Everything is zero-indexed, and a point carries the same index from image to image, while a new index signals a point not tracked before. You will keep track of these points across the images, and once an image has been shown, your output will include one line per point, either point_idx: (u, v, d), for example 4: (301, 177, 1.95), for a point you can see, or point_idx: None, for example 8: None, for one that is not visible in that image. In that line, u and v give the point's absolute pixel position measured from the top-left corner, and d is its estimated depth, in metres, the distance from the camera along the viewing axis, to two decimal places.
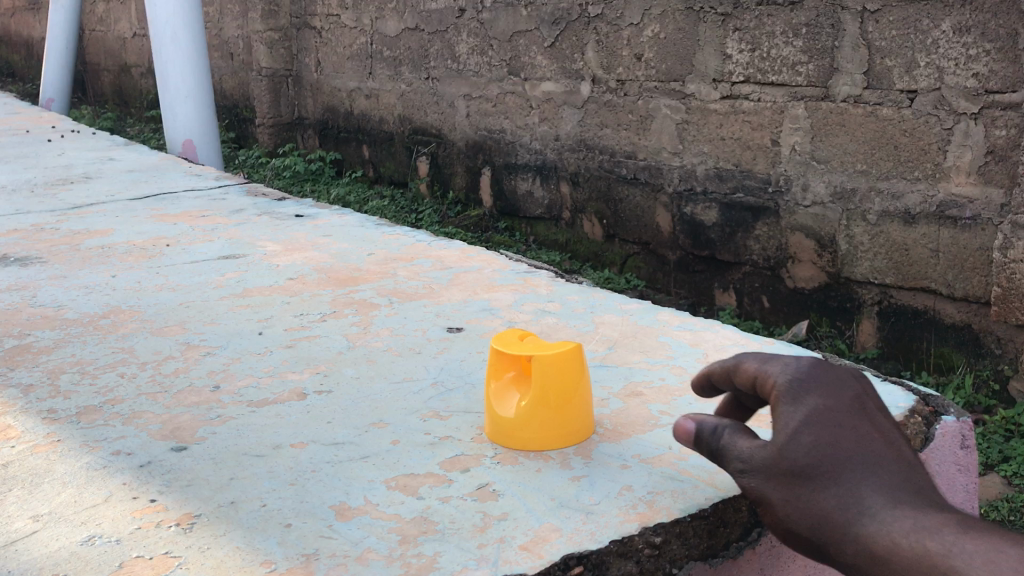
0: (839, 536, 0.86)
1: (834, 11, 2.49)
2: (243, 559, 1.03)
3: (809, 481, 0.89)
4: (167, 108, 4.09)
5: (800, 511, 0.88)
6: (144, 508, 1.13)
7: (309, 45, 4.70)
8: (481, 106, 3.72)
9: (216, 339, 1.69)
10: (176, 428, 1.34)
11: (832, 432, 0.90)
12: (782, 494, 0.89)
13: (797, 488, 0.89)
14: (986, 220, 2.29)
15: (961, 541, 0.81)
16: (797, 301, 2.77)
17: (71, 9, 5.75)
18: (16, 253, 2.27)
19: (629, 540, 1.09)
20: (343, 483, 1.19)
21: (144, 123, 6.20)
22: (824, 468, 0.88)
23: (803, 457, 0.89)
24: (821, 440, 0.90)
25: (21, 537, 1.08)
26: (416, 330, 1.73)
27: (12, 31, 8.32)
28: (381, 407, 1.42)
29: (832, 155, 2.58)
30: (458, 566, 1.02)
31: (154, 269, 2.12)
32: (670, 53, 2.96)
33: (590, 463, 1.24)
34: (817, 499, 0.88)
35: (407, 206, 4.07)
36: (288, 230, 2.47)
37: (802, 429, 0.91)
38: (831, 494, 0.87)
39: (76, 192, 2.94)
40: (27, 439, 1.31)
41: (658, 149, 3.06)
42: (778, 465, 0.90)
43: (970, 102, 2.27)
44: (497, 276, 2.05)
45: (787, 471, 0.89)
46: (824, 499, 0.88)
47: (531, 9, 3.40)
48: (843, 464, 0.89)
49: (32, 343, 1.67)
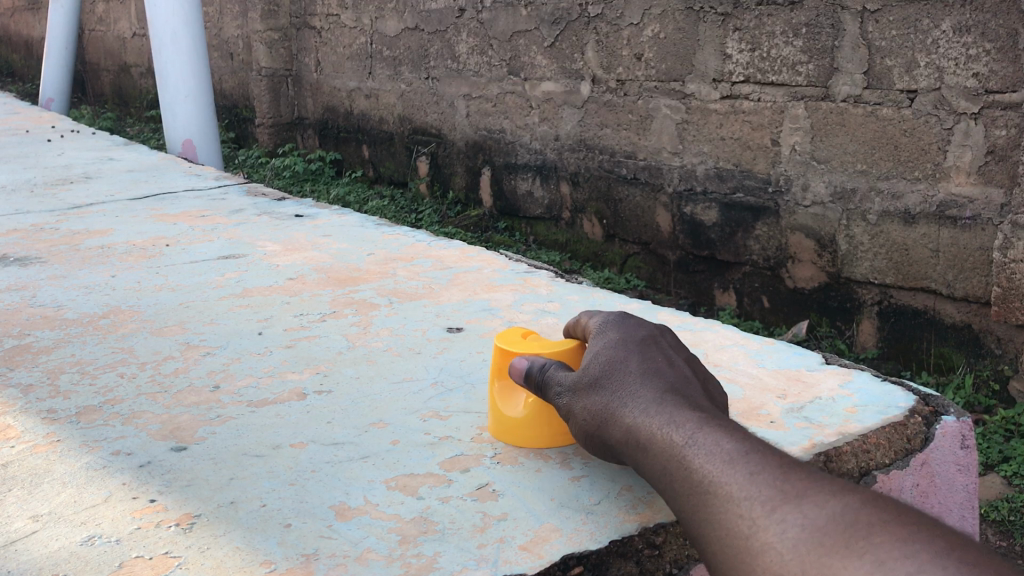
0: (617, 434, 1.04)
1: (834, 11, 2.49)
2: (243, 559, 1.03)
3: (597, 387, 1.08)
4: (167, 108, 4.09)
5: (588, 411, 1.07)
6: (144, 509, 1.13)
7: (309, 45, 4.69)
8: (481, 106, 3.72)
9: (215, 338, 1.69)
10: (177, 428, 1.34)
11: (623, 354, 1.11)
12: (577, 401, 1.09)
13: (586, 394, 1.08)
14: (986, 220, 2.29)
15: (691, 428, 0.96)
16: (797, 301, 2.77)
17: (71, 9, 5.75)
18: (16, 253, 2.27)
19: (629, 540, 1.09)
20: (343, 483, 1.19)
21: (144, 123, 6.20)
22: (609, 378, 1.08)
23: (594, 369, 1.10)
24: (611, 359, 1.11)
25: (21, 537, 1.08)
26: (416, 330, 1.73)
27: (12, 31, 8.31)
28: (381, 407, 1.42)
29: (832, 155, 2.57)
30: (458, 566, 1.02)
31: (154, 269, 2.12)
32: (670, 53, 2.95)
33: (590, 463, 1.24)
34: (600, 400, 1.07)
35: (407, 206, 4.06)
36: (288, 230, 2.47)
37: (599, 352, 1.12)
38: (610, 397, 1.06)
39: (76, 191, 2.93)
40: (27, 439, 1.31)
41: (658, 149, 3.06)
42: (576, 378, 1.11)
43: (970, 102, 2.27)
44: (497, 276, 2.05)
45: (581, 381, 1.10)
46: (605, 401, 1.06)
47: (531, 9, 3.40)
48: (626, 375, 1.08)
49: (32, 343, 1.67)
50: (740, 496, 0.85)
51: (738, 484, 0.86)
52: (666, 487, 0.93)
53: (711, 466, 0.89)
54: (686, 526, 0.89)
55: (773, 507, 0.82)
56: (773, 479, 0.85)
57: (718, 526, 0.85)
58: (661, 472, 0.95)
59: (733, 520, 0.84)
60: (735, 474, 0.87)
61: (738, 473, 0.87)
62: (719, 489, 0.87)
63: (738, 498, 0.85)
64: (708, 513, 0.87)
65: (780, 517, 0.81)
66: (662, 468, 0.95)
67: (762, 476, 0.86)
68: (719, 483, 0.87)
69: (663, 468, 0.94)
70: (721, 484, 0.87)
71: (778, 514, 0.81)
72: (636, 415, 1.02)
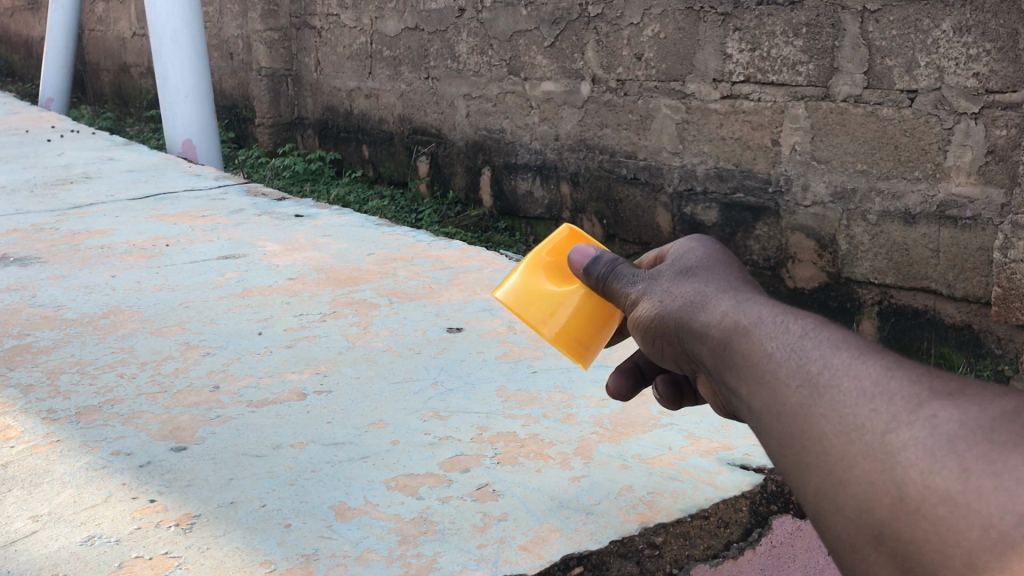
0: (704, 326, 0.78)
1: (834, 11, 2.49)
2: (243, 559, 1.03)
3: (686, 279, 0.85)
4: (167, 108, 4.08)
5: (666, 302, 0.83)
6: (144, 508, 1.13)
7: (309, 45, 4.69)
8: (481, 106, 3.72)
9: (215, 338, 1.69)
10: (176, 428, 1.34)
11: (721, 254, 0.87)
12: (655, 290, 0.85)
13: (668, 283, 0.85)
14: (986, 220, 2.29)
15: (810, 318, 0.72)
16: (797, 301, 2.77)
17: (71, 9, 5.75)
18: (16, 253, 2.27)
19: (629, 540, 1.09)
20: (343, 483, 1.19)
21: (144, 123, 6.20)
22: (706, 271, 0.84)
23: (684, 263, 0.86)
24: (705, 254, 0.87)
25: (20, 537, 1.08)
26: (416, 330, 1.73)
27: (12, 31, 8.29)
28: (381, 407, 1.42)
29: (833, 155, 2.57)
30: (458, 566, 1.02)
31: (154, 269, 2.12)
32: (671, 53, 2.95)
33: (590, 463, 1.24)
34: (689, 289, 0.83)
35: (407, 206, 4.06)
36: (287, 230, 2.47)
37: (690, 246, 0.89)
38: (703, 286, 0.82)
39: (76, 192, 2.93)
40: (27, 439, 1.31)
41: (658, 149, 3.05)
42: (659, 270, 0.87)
43: (970, 102, 2.27)
44: (497, 277, 2.05)
45: (666, 273, 0.86)
46: (698, 290, 0.82)
47: (531, 9, 3.39)
48: (724, 272, 0.84)
49: (32, 343, 1.67)
50: (874, 391, 0.62)
51: (871, 378, 0.63)
52: (765, 380, 0.69)
53: (834, 358, 0.66)
54: (786, 430, 0.66)
55: (919, 403, 0.60)
56: (917, 376, 0.62)
57: (837, 427, 0.63)
58: (754, 364, 0.71)
59: (862, 418, 0.61)
60: (864, 369, 0.64)
61: (871, 369, 0.64)
62: (844, 381, 0.64)
63: (871, 394, 0.62)
64: (822, 414, 0.64)
65: (929, 413, 0.59)
66: (761, 361, 0.70)
67: (905, 372, 0.62)
68: (842, 378, 0.64)
69: (759, 358, 0.70)
70: (844, 379, 0.64)
71: (928, 409, 0.59)
72: (731, 304, 0.77)
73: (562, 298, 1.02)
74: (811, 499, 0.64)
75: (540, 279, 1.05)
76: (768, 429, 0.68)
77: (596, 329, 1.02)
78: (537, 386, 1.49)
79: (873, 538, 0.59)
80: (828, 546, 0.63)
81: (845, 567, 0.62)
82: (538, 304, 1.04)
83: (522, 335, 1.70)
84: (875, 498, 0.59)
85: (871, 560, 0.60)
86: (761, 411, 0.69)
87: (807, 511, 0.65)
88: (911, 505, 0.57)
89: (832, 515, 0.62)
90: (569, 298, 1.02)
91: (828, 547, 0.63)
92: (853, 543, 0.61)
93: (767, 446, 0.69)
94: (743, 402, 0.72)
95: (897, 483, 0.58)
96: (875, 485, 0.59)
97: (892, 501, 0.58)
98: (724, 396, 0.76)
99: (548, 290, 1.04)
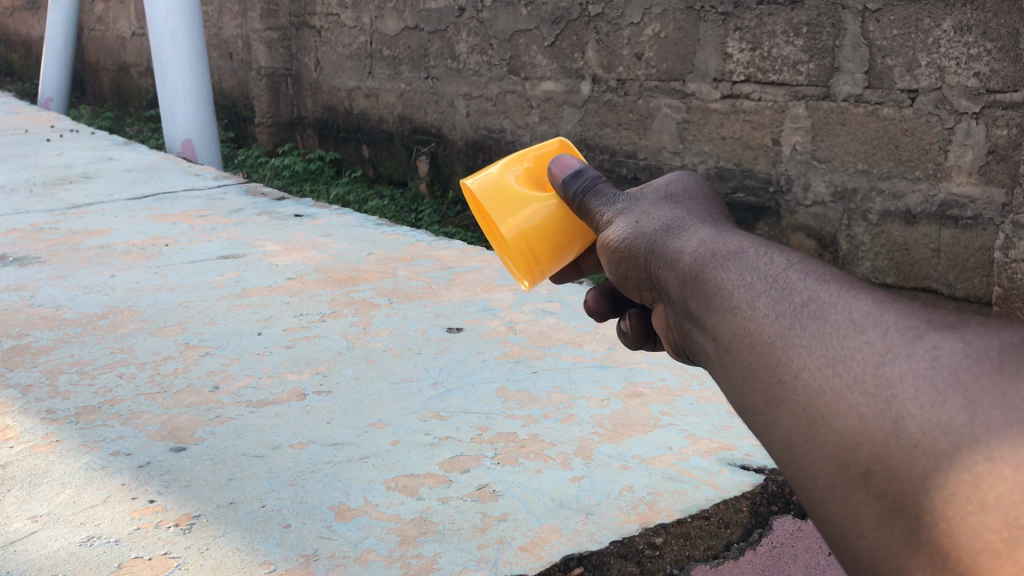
0: (673, 249, 0.71)
1: (834, 10, 2.47)
2: (243, 559, 1.03)
3: (667, 205, 0.78)
4: (167, 108, 4.08)
5: (641, 224, 0.77)
6: (144, 509, 1.13)
7: (309, 44, 4.68)
8: (481, 106, 3.71)
9: (215, 338, 1.68)
10: (176, 428, 1.34)
11: (709, 192, 0.81)
12: (632, 211, 0.79)
13: (648, 208, 0.78)
14: (988, 220, 2.28)
15: (797, 252, 0.62)
16: None
17: (71, 9, 5.75)
18: (15, 253, 2.26)
19: (630, 540, 1.09)
20: (342, 483, 1.19)
21: (144, 123, 6.19)
22: (693, 202, 0.78)
23: (668, 190, 0.80)
24: (693, 186, 0.80)
25: (20, 538, 1.07)
26: (416, 330, 1.73)
27: (11, 31, 8.26)
28: (381, 407, 1.41)
29: (833, 155, 2.56)
30: (458, 566, 1.02)
31: (153, 269, 2.11)
32: (671, 53, 2.92)
33: (591, 463, 1.24)
34: (668, 215, 0.76)
35: (406, 206, 3.99)
36: (287, 230, 2.46)
37: (680, 176, 0.82)
38: (684, 214, 0.76)
39: (75, 192, 2.92)
40: (26, 439, 1.31)
41: (658, 149, 3.03)
42: (643, 193, 0.81)
43: (971, 102, 2.26)
44: (497, 276, 2.05)
45: (648, 197, 0.80)
46: (678, 216, 0.76)
47: (531, 8, 3.39)
48: (710, 208, 0.77)
49: (31, 343, 1.67)
50: (865, 323, 0.53)
51: (861, 310, 0.54)
52: (728, 298, 0.62)
53: (822, 292, 0.57)
54: (757, 360, 0.58)
55: (917, 335, 0.51)
56: (912, 310, 0.54)
57: (820, 361, 0.54)
58: (721, 290, 0.63)
59: (850, 350, 0.53)
60: (855, 301, 0.55)
61: (863, 301, 0.55)
62: (833, 313, 0.55)
63: (862, 325, 0.53)
64: (804, 347, 0.55)
65: (929, 344, 0.50)
66: (727, 282, 0.63)
67: (900, 305, 0.54)
68: (830, 309, 0.55)
69: (727, 285, 0.62)
70: (832, 310, 0.55)
71: (927, 340, 0.51)
72: (709, 233, 0.70)
73: (529, 201, 0.93)
74: (783, 439, 0.56)
75: (513, 179, 0.95)
76: (735, 363, 0.60)
77: (555, 247, 0.93)
78: (538, 386, 1.48)
79: (858, 483, 0.52)
80: (800, 491, 0.56)
81: (822, 514, 0.55)
82: (504, 203, 0.94)
83: (522, 335, 1.70)
84: (863, 437, 0.51)
85: (855, 508, 0.52)
86: (726, 342, 0.61)
87: (777, 451, 0.57)
88: (908, 442, 0.49)
89: (807, 458, 0.54)
90: (537, 204, 0.92)
91: (801, 493, 0.56)
92: (834, 489, 0.53)
93: (733, 382, 0.61)
94: (705, 334, 0.64)
95: (892, 419, 0.50)
96: (865, 423, 0.51)
97: (884, 439, 0.50)
98: (682, 329, 0.69)
99: (519, 190, 0.94)
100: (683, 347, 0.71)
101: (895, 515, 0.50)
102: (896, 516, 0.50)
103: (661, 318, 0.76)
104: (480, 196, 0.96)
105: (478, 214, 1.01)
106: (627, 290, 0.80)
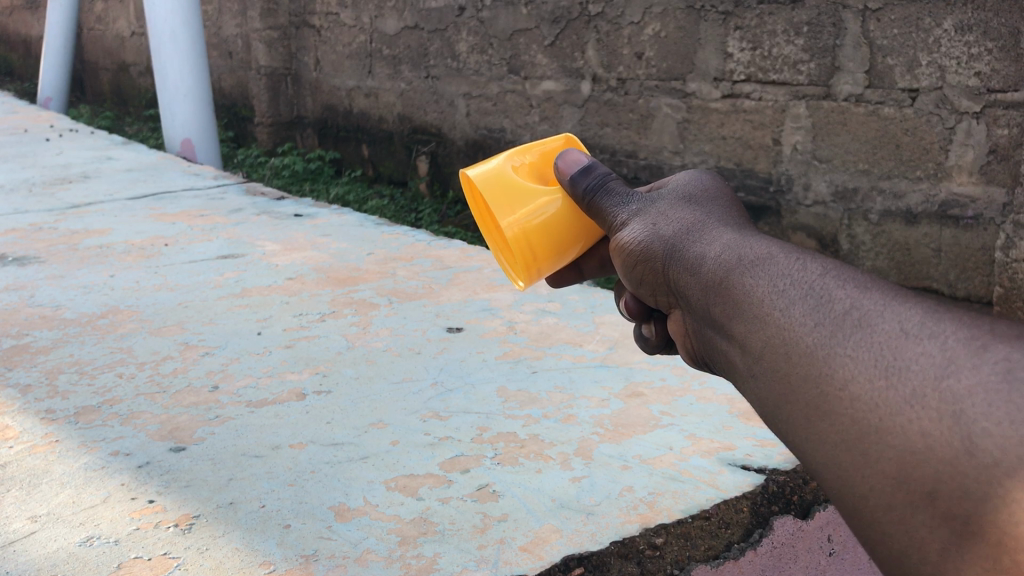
0: (694, 252, 0.73)
1: (835, 9, 2.46)
2: (242, 559, 1.03)
3: (685, 207, 0.80)
4: (166, 107, 4.07)
5: (658, 226, 0.79)
6: (143, 509, 1.12)
7: (309, 44, 4.67)
8: (481, 105, 3.71)
9: (215, 338, 1.68)
10: (176, 428, 1.34)
11: (726, 192, 0.82)
12: (648, 213, 0.81)
13: (664, 209, 0.80)
14: (988, 220, 2.27)
15: (829, 259, 0.63)
16: None
17: (70, 8, 5.74)
18: (15, 252, 2.26)
19: (630, 541, 1.08)
20: (342, 483, 1.19)
21: (143, 122, 6.17)
22: (708, 204, 0.80)
23: (685, 191, 0.82)
24: (709, 187, 0.82)
25: (19, 538, 1.07)
26: (416, 330, 1.72)
27: (11, 30, 8.21)
28: (381, 407, 1.41)
29: (833, 155, 2.56)
30: (458, 567, 1.02)
31: (153, 269, 2.11)
32: (671, 51, 2.91)
33: (591, 463, 1.24)
34: (686, 217, 0.78)
35: (407, 206, 3.98)
36: (287, 229, 2.46)
37: (696, 176, 0.84)
38: (700, 217, 0.77)
39: (74, 192, 2.92)
40: (25, 439, 1.30)
41: (658, 149, 3.02)
42: (659, 195, 0.83)
43: (972, 101, 2.25)
44: (498, 276, 2.05)
45: (665, 198, 0.82)
46: (694, 217, 0.77)
47: (531, 8, 3.37)
48: (728, 209, 0.79)
49: (30, 343, 1.66)
50: (920, 333, 0.53)
51: (913, 320, 0.54)
52: (755, 303, 0.63)
53: (864, 301, 0.57)
54: (799, 373, 0.58)
55: (982, 346, 0.51)
56: (970, 320, 0.53)
57: (869, 371, 0.54)
58: (750, 297, 0.64)
59: (906, 361, 0.52)
60: (904, 310, 0.55)
61: (913, 311, 0.55)
62: (883, 325, 0.55)
63: (916, 335, 0.53)
64: (848, 356, 0.55)
65: (998, 355, 0.50)
66: (754, 290, 0.64)
67: (952, 315, 0.54)
68: (878, 319, 0.55)
69: (757, 292, 0.63)
70: (878, 320, 0.55)
71: (996, 352, 0.50)
72: (731, 237, 0.72)
73: (535, 197, 0.92)
74: (828, 454, 0.56)
75: (514, 170, 0.95)
76: (769, 374, 0.61)
77: (557, 246, 0.93)
78: (538, 386, 1.48)
79: (920, 502, 0.51)
80: (849, 509, 0.56)
81: (876, 533, 0.54)
82: (507, 196, 0.94)
83: (522, 335, 1.70)
84: (926, 454, 0.50)
85: (917, 530, 0.52)
86: (758, 351, 0.62)
87: (820, 469, 0.57)
88: (983, 462, 0.48)
89: (858, 476, 0.54)
90: (542, 200, 0.92)
91: (849, 513, 0.56)
92: (891, 509, 0.53)
93: (765, 391, 0.62)
94: (730, 342, 0.66)
95: (961, 437, 0.49)
96: (929, 440, 0.50)
97: (954, 456, 0.49)
98: (702, 336, 0.71)
99: (522, 184, 0.94)
100: (703, 354, 0.73)
101: (963, 539, 0.49)
102: (963, 540, 0.49)
103: (678, 324, 0.79)
104: (479, 184, 0.95)
105: (474, 201, 1.01)
106: (642, 294, 0.83)
